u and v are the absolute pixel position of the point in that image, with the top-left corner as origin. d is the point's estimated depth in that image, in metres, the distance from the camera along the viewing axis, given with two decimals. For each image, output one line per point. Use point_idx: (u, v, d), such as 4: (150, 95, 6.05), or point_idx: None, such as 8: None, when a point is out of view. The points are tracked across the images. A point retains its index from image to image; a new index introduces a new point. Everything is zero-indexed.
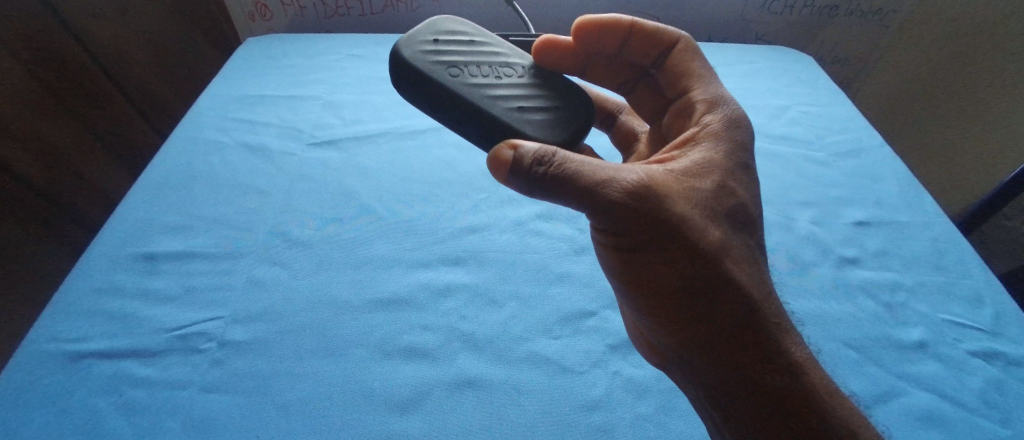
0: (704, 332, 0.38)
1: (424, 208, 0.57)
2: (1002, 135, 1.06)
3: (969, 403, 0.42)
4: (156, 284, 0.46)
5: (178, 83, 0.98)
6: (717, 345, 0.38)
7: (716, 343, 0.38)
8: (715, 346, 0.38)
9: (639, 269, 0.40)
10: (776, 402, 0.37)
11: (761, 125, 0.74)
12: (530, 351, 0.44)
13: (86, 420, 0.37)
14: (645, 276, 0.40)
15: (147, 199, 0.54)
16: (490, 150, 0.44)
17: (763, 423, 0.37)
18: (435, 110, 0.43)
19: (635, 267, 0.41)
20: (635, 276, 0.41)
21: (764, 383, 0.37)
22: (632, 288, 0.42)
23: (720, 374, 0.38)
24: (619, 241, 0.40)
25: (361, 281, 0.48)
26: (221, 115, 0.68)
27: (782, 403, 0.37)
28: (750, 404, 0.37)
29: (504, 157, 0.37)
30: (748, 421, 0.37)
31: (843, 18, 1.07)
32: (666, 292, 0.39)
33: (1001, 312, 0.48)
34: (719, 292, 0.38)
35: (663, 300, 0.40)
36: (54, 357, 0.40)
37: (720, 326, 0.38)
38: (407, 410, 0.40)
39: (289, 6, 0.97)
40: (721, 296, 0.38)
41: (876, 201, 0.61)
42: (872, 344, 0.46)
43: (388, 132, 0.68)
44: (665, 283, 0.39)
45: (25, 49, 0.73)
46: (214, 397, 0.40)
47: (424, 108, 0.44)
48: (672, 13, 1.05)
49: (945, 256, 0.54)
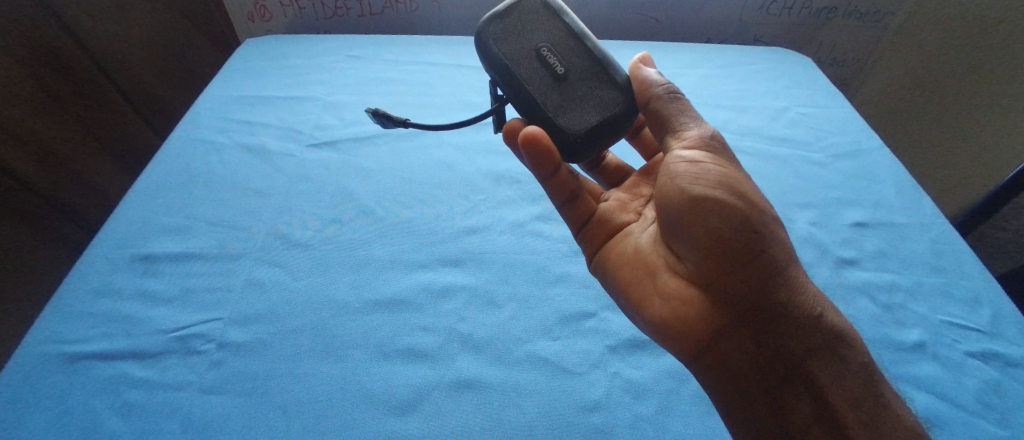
0: (780, 270, 0.41)
1: (424, 210, 0.57)
2: (998, 152, 1.06)
3: (968, 405, 0.42)
4: (156, 285, 0.46)
5: (177, 83, 0.98)
6: (784, 297, 0.41)
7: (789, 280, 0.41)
8: (788, 282, 0.41)
9: (719, 213, 0.41)
10: (842, 354, 0.39)
11: (759, 126, 0.74)
12: (528, 353, 0.44)
13: (85, 421, 0.37)
14: (725, 222, 0.41)
15: (146, 200, 0.54)
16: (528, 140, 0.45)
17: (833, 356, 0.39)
18: (546, 22, 0.49)
19: (714, 213, 0.41)
20: (710, 226, 0.41)
21: (828, 318, 0.40)
22: (705, 239, 0.41)
23: (794, 308, 0.40)
24: (703, 179, 0.43)
25: (360, 282, 0.48)
26: (221, 116, 0.68)
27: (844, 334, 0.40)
28: (817, 358, 0.39)
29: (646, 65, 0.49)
30: (817, 356, 0.40)
31: (842, 20, 1.08)
32: (745, 240, 0.41)
33: (998, 313, 0.48)
34: (783, 240, 0.43)
35: (739, 250, 0.41)
36: (53, 358, 0.40)
37: (789, 271, 0.41)
38: (406, 412, 0.40)
39: (288, 6, 0.98)
40: (782, 244, 0.42)
41: (875, 203, 0.61)
42: (870, 345, 0.46)
43: (389, 133, 0.68)
44: (749, 227, 0.41)
45: (23, 50, 0.73)
46: (214, 398, 0.39)
47: (535, 13, 0.49)
48: (672, 15, 1.05)
49: (944, 258, 0.54)
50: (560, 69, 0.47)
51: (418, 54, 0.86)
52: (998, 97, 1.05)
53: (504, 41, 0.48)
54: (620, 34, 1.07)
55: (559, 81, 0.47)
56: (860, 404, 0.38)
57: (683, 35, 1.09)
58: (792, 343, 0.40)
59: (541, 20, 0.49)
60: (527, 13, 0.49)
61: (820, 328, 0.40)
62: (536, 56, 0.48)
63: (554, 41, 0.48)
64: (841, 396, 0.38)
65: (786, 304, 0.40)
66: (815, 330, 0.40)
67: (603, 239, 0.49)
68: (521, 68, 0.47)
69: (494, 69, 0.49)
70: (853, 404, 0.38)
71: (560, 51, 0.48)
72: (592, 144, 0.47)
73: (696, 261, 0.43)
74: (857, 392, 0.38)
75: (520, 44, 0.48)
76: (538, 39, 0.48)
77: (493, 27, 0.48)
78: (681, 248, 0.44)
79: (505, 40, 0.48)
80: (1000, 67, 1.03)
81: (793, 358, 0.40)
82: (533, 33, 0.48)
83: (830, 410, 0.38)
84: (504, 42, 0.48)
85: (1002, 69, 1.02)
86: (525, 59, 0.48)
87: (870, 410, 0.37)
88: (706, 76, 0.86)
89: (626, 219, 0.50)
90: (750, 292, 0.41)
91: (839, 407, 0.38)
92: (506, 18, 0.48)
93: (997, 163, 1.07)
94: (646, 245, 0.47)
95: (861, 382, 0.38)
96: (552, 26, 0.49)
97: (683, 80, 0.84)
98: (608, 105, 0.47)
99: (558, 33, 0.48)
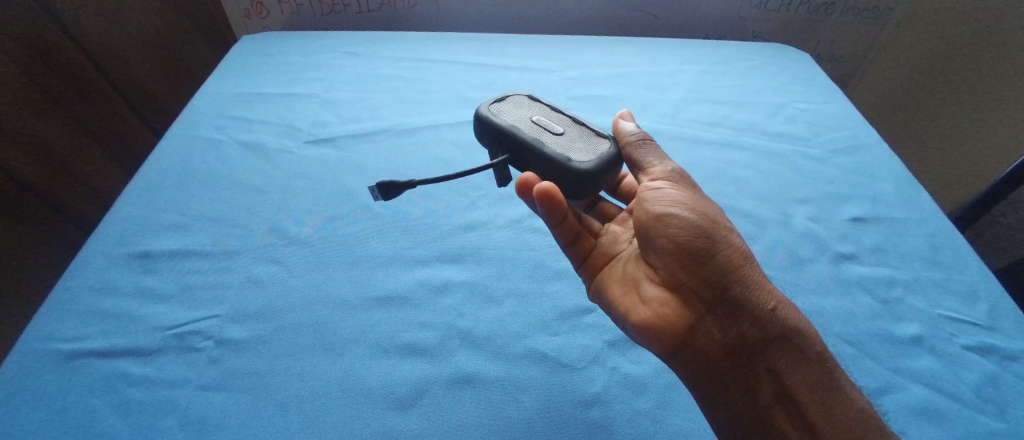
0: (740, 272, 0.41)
1: (423, 206, 0.57)
2: (993, 153, 1.04)
3: (965, 398, 0.42)
4: (154, 282, 0.46)
5: (174, 81, 0.98)
6: (743, 298, 0.40)
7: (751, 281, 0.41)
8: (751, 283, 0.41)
9: (677, 224, 0.42)
10: (801, 348, 0.39)
11: (757, 122, 0.74)
12: (528, 348, 0.44)
13: (84, 418, 0.37)
14: (683, 232, 0.42)
15: (143, 197, 0.54)
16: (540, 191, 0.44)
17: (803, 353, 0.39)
18: (532, 104, 0.52)
19: (672, 224, 0.42)
20: (670, 237, 0.42)
21: (794, 317, 0.40)
22: (667, 248, 0.42)
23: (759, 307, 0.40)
24: (663, 199, 0.44)
25: (359, 279, 0.48)
26: (219, 113, 0.68)
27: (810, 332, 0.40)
28: (779, 354, 0.39)
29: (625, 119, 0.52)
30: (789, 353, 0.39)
31: (840, 15, 1.08)
32: (702, 248, 0.41)
33: (996, 307, 0.49)
34: (740, 245, 0.43)
35: (697, 256, 0.41)
36: (51, 355, 0.40)
37: (750, 273, 0.42)
38: (406, 407, 0.40)
39: (285, 3, 0.97)
40: (740, 249, 0.42)
41: (873, 198, 0.61)
42: (869, 339, 0.46)
43: (387, 130, 0.68)
44: (706, 235, 0.42)
45: (20, 47, 0.73)
46: (212, 396, 0.39)
47: (522, 99, 0.53)
48: (671, 12, 1.05)
49: (942, 252, 0.54)
50: (555, 128, 0.49)
51: (416, 51, 0.85)
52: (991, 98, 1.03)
53: (503, 117, 0.51)
54: (618, 31, 1.07)
55: (557, 134, 0.48)
56: (819, 395, 0.37)
57: (682, 32, 1.09)
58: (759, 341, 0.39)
59: (531, 103, 0.52)
60: (518, 101, 0.53)
61: (779, 324, 0.39)
62: (529, 123, 0.49)
63: (545, 113, 0.51)
64: (803, 388, 0.37)
65: (745, 304, 0.40)
66: (774, 327, 0.39)
67: (598, 267, 0.49)
68: (520, 130, 0.49)
69: (501, 141, 0.50)
70: (812, 394, 0.37)
71: (551, 118, 0.50)
72: (597, 174, 0.45)
73: (665, 270, 0.43)
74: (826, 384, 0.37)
75: (517, 118, 0.50)
76: (529, 112, 0.51)
77: (490, 110, 0.52)
78: (653, 261, 0.45)
79: (502, 116, 0.51)
80: (996, 65, 1.01)
81: (757, 356, 0.39)
82: (526, 110, 0.51)
83: (794, 404, 0.38)
84: (504, 117, 0.51)
85: (999, 70, 1.00)
86: (519, 127, 0.49)
87: (829, 400, 0.37)
88: (704, 72, 0.86)
89: (622, 249, 0.50)
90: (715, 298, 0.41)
91: (801, 399, 0.37)
92: (501, 105, 0.52)
93: (988, 161, 1.05)
94: (631, 265, 0.48)
95: (822, 374, 0.38)
96: (539, 106, 0.52)
97: (681, 76, 0.84)
98: (602, 146, 0.47)
99: (546, 108, 0.52)
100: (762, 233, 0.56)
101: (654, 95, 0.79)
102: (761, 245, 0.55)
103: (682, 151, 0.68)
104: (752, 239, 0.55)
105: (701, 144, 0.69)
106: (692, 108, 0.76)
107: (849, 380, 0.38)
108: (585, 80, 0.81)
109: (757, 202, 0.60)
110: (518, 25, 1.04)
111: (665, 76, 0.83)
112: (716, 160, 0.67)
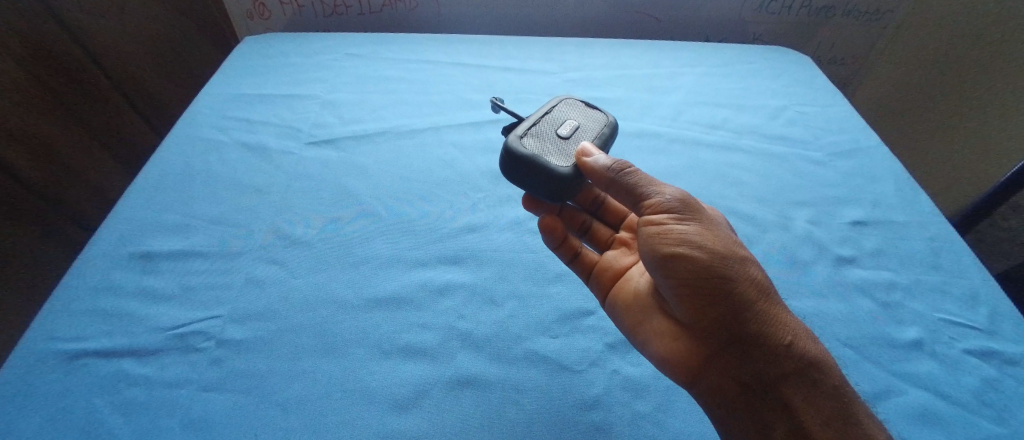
0: (753, 309, 0.40)
1: (423, 207, 0.57)
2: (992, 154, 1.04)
3: (966, 401, 0.42)
4: (155, 282, 0.46)
5: (177, 81, 0.98)
6: (756, 332, 0.40)
7: (764, 317, 0.40)
8: (764, 319, 0.40)
9: (685, 265, 0.42)
10: (814, 381, 0.38)
11: (758, 125, 0.74)
12: (528, 350, 0.44)
13: (84, 418, 0.37)
14: (691, 272, 0.42)
15: (144, 197, 0.54)
16: (507, 173, 0.51)
17: (817, 391, 0.38)
18: (588, 118, 0.56)
19: (681, 265, 0.42)
20: (680, 277, 0.42)
21: (808, 353, 0.39)
22: (676, 286, 0.43)
23: (771, 345, 0.40)
24: (668, 235, 0.43)
25: (359, 280, 0.49)
26: (220, 114, 0.68)
27: (825, 367, 0.39)
28: (792, 387, 0.39)
29: (588, 154, 0.48)
30: (802, 391, 0.38)
31: (840, 18, 1.08)
32: (712, 287, 0.41)
33: (996, 310, 0.49)
34: (752, 278, 0.41)
35: (706, 294, 0.41)
36: (52, 355, 0.40)
37: (764, 311, 0.40)
38: (406, 409, 0.40)
39: (287, 5, 0.98)
40: (753, 281, 0.41)
41: (872, 201, 0.62)
42: (868, 342, 0.46)
43: (388, 131, 0.68)
44: (716, 274, 0.41)
45: (22, 46, 0.73)
46: (212, 396, 0.39)
47: (590, 112, 0.57)
48: (671, 14, 1.05)
49: (942, 256, 0.54)
50: (564, 132, 0.52)
51: (416, 52, 0.86)
52: (991, 98, 1.03)
53: (562, 108, 0.56)
54: (618, 32, 1.07)
55: (558, 134, 0.52)
56: (833, 428, 0.37)
57: (682, 34, 1.09)
58: (773, 374, 0.39)
59: (596, 121, 0.56)
60: (593, 114, 0.57)
61: (791, 358, 0.39)
62: (563, 122, 0.54)
63: (584, 131, 0.54)
64: (815, 422, 0.38)
65: (757, 337, 0.40)
66: (785, 363, 0.39)
67: (608, 283, 0.50)
68: (549, 115, 0.54)
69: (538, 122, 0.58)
70: (824, 427, 0.37)
71: (576, 128, 0.53)
72: (530, 165, 0.48)
73: (677, 303, 0.43)
74: (840, 420, 0.37)
75: (566, 114, 0.56)
76: (580, 124, 0.55)
77: (567, 101, 0.58)
78: (665, 293, 0.45)
79: (565, 109, 0.56)
80: (999, 67, 1.01)
81: (773, 390, 0.39)
82: (581, 119, 0.55)
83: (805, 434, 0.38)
84: (563, 108, 0.56)
85: (1002, 71, 1.00)
86: (555, 118, 0.54)
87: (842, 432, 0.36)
88: (704, 74, 0.86)
89: (628, 261, 0.52)
90: (726, 333, 0.41)
91: (812, 430, 0.38)
92: (579, 105, 0.57)
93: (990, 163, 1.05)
94: (644, 289, 0.48)
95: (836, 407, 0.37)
96: (596, 125, 0.55)
97: (682, 79, 0.84)
98: (557, 164, 0.48)
99: (599, 133, 0.54)
100: (763, 235, 0.56)
101: (654, 97, 0.79)
102: (762, 248, 0.55)
103: (683, 153, 0.68)
104: (751, 242, 0.56)
105: (702, 146, 0.70)
106: (692, 110, 0.77)
107: (864, 409, 0.38)
108: (585, 81, 0.81)
109: (758, 205, 0.60)
110: (519, 27, 1.05)
111: (665, 79, 0.84)
112: (716, 163, 0.67)
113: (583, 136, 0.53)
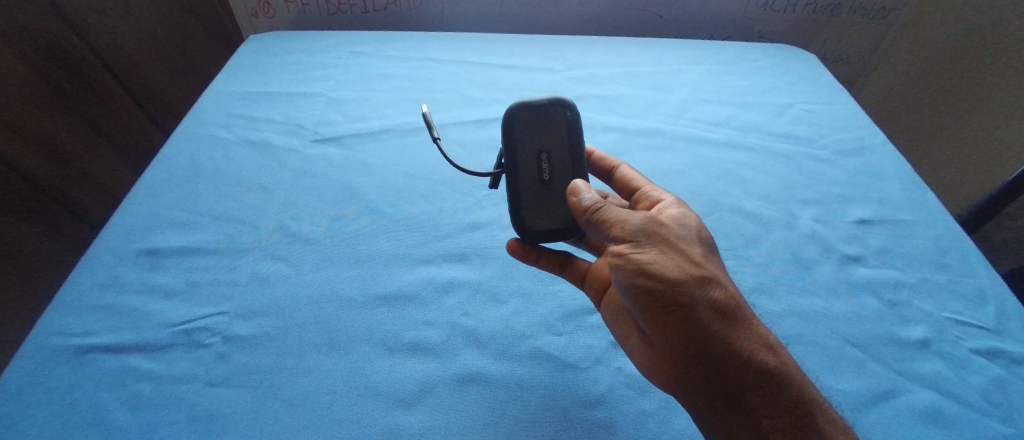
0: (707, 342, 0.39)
1: (428, 205, 0.57)
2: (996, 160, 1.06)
3: (972, 401, 0.42)
4: (162, 278, 0.47)
5: (183, 81, 0.99)
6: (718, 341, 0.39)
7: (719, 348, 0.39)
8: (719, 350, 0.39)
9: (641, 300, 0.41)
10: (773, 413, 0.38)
11: (762, 123, 0.74)
12: (532, 347, 0.44)
13: (93, 413, 0.38)
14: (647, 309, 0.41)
15: (150, 194, 0.55)
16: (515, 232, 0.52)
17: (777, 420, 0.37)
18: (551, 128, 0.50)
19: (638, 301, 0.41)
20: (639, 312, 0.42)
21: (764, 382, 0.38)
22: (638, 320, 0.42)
23: (727, 375, 0.39)
24: (625, 271, 0.42)
25: (364, 276, 0.49)
26: (226, 111, 0.68)
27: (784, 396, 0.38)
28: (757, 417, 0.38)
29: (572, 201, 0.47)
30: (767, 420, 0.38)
31: (846, 16, 1.08)
32: (674, 295, 0.40)
33: (1003, 310, 0.48)
34: (706, 306, 0.40)
35: (663, 329, 0.40)
36: (61, 350, 0.41)
37: (718, 342, 0.39)
38: (410, 405, 0.40)
39: (291, 4, 0.98)
40: (706, 311, 0.40)
41: (879, 199, 0.61)
42: (874, 341, 0.46)
43: (392, 129, 0.68)
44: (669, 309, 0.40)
45: (30, 44, 0.74)
46: (219, 391, 0.40)
47: (547, 115, 0.50)
48: (674, 11, 1.05)
49: (948, 254, 0.54)
50: (543, 168, 0.50)
51: (420, 50, 0.86)
52: (996, 102, 1.04)
53: (521, 130, 0.50)
54: (622, 30, 1.07)
55: (541, 179, 0.50)
56: None
57: (686, 31, 1.09)
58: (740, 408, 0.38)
59: (557, 127, 0.50)
60: (551, 116, 0.50)
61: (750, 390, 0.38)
62: (530, 152, 0.50)
63: (556, 148, 0.50)
64: None
65: (714, 371, 0.39)
66: (743, 396, 0.38)
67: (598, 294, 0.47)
68: (517, 151, 0.50)
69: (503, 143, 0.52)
70: None
71: (550, 154, 0.50)
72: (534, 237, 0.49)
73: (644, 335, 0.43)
74: None
75: (529, 139, 0.50)
76: (548, 139, 0.50)
77: (521, 111, 0.50)
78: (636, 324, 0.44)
79: (523, 127, 0.50)
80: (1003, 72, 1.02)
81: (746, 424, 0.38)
82: (546, 134, 0.50)
83: None
84: (523, 129, 0.50)
85: (1003, 74, 1.02)
86: (519, 148, 0.50)
87: None
88: (708, 72, 0.86)
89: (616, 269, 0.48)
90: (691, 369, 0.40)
91: None
92: (533, 112, 0.50)
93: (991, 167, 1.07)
94: None
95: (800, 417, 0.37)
96: (560, 134, 0.50)
97: (686, 76, 0.84)
98: (558, 221, 0.49)
99: (570, 140, 0.51)
100: (768, 233, 0.56)
101: (658, 94, 0.79)
102: (767, 246, 0.55)
103: (687, 151, 0.68)
104: (756, 240, 0.55)
105: (707, 144, 0.69)
106: (697, 108, 0.76)
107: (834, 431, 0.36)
108: (589, 79, 0.81)
109: (762, 203, 0.60)
110: (522, 25, 1.05)
111: (670, 77, 0.83)
112: (721, 161, 0.67)
113: (558, 159, 0.50)
